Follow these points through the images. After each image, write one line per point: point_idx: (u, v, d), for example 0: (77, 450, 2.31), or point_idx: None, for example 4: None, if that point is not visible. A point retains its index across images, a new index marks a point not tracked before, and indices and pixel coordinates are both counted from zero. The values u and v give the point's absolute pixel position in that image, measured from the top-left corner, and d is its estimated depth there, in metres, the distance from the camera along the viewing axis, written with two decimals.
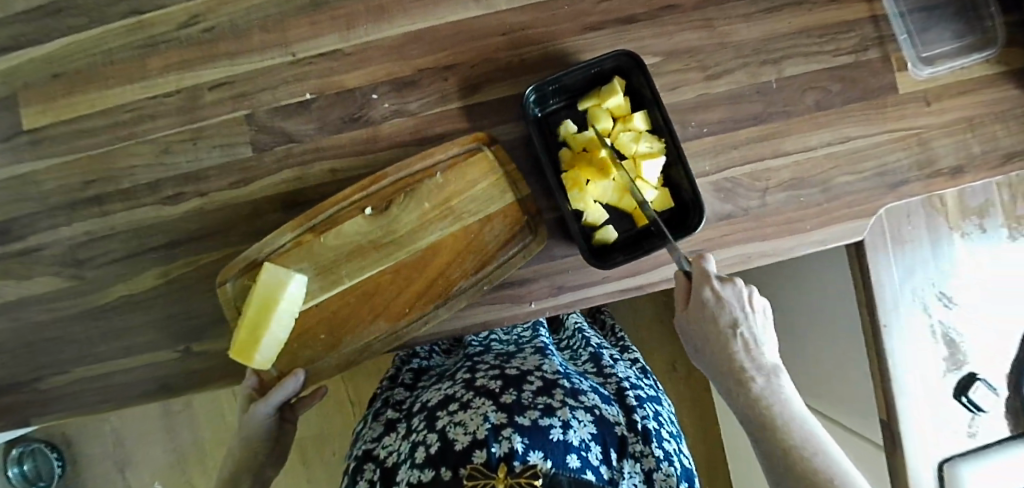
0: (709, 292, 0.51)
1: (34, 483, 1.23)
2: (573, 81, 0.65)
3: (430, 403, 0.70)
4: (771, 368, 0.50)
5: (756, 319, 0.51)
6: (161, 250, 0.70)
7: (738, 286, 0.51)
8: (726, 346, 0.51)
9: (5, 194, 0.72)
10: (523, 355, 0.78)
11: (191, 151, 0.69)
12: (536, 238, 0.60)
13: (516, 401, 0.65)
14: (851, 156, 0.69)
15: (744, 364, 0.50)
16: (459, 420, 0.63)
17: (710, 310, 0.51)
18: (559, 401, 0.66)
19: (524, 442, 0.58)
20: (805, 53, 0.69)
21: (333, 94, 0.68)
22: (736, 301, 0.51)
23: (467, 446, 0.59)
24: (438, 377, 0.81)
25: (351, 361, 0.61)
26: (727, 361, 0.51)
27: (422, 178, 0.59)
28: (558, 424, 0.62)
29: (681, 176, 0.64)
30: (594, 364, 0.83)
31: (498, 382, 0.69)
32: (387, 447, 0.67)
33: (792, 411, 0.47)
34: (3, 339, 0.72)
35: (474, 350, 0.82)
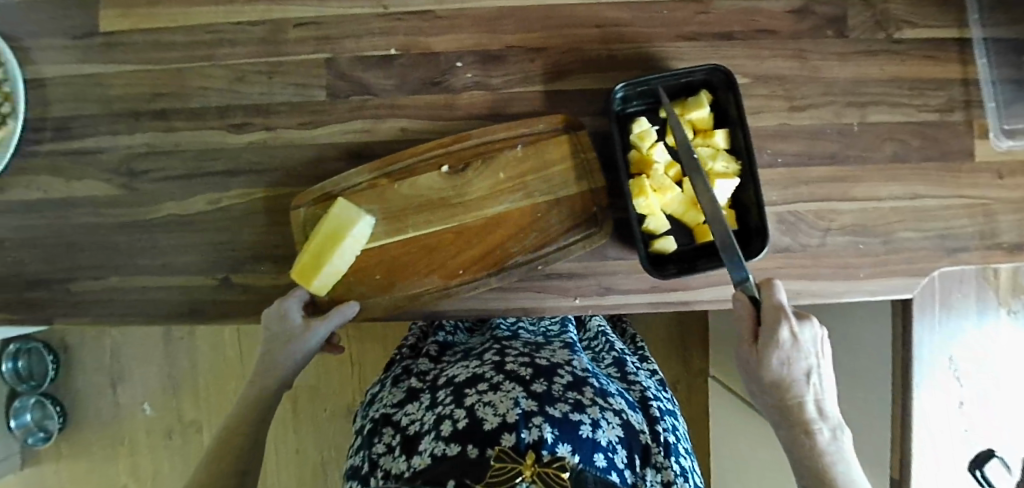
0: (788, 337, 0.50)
1: (25, 381, 1.24)
2: (662, 86, 0.65)
3: (458, 379, 0.70)
4: (833, 417, 0.53)
5: (824, 367, 0.52)
6: (219, 177, 0.70)
7: (818, 332, 0.51)
8: (795, 392, 0.52)
9: (71, 91, 0.71)
10: (552, 348, 0.78)
11: (266, 84, 0.69)
12: (599, 230, 0.62)
13: (547, 391, 0.65)
14: (917, 213, 0.69)
15: (809, 409, 0.52)
16: (489, 400, 0.62)
17: (785, 356, 0.50)
18: (589, 399, 0.65)
19: (553, 432, 0.57)
20: (891, 103, 0.69)
21: (417, 55, 0.68)
22: (810, 348, 0.51)
23: (496, 427, 0.57)
24: (463, 352, 0.81)
25: (398, 306, 0.64)
26: (792, 404, 0.52)
27: (503, 148, 0.62)
28: (588, 421, 0.61)
29: (750, 201, 0.64)
30: (618, 369, 0.84)
31: (528, 371, 0.70)
32: (409, 415, 0.67)
33: (849, 463, 0.51)
34: (42, 234, 0.72)
35: (503, 334, 0.82)
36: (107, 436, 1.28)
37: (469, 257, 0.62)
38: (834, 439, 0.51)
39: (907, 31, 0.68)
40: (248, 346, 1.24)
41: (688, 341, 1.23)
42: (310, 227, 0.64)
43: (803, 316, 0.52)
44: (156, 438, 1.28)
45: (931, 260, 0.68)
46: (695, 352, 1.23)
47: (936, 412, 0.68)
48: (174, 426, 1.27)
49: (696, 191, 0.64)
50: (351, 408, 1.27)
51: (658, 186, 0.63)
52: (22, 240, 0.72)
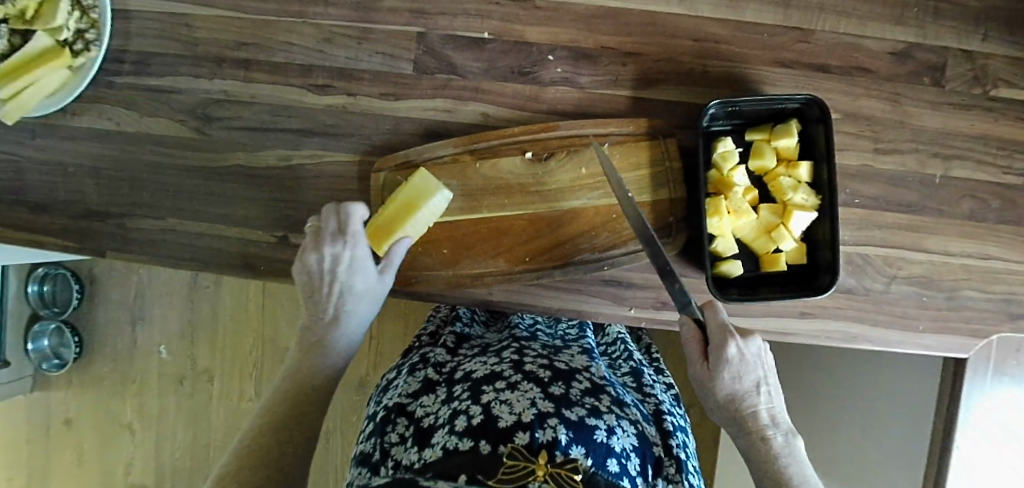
0: (734, 351, 0.51)
1: (47, 306, 1.24)
2: (753, 109, 0.64)
3: (475, 374, 0.61)
4: (785, 426, 0.54)
5: (771, 379, 0.54)
6: (292, 134, 0.69)
7: (758, 344, 0.53)
8: (745, 404, 0.53)
9: (155, 27, 0.70)
10: (569, 353, 0.68)
11: (354, 49, 0.68)
12: (669, 240, 0.66)
13: (564, 395, 0.56)
14: (986, 274, 0.68)
15: (763, 421, 0.53)
16: (506, 399, 0.54)
17: (735, 371, 0.52)
18: (606, 406, 0.57)
19: (569, 435, 0.49)
20: (977, 160, 0.67)
21: (510, 41, 0.67)
22: (754, 361, 0.53)
23: (511, 425, 0.49)
24: (480, 346, 0.71)
25: (460, 282, 0.68)
26: (744, 417, 0.53)
27: (588, 145, 0.65)
28: (603, 427, 0.52)
29: (825, 238, 0.63)
30: (634, 379, 0.73)
31: (547, 373, 0.60)
32: (424, 407, 0.58)
33: (806, 469, 0.51)
34: (106, 165, 0.71)
35: (521, 334, 0.73)
36: (119, 372, 1.29)
37: (540, 248, 0.66)
38: (789, 445, 0.52)
39: (1005, 90, 0.67)
40: (271, 306, 1.24)
41: None
42: (387, 191, 0.67)
43: (747, 333, 0.54)
44: (167, 382, 1.28)
45: (992, 323, 0.67)
46: None
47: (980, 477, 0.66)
48: (187, 372, 1.28)
49: (770, 219, 0.64)
50: (363, 381, 1.26)
51: (735, 208, 0.63)
52: (85, 168, 0.72)
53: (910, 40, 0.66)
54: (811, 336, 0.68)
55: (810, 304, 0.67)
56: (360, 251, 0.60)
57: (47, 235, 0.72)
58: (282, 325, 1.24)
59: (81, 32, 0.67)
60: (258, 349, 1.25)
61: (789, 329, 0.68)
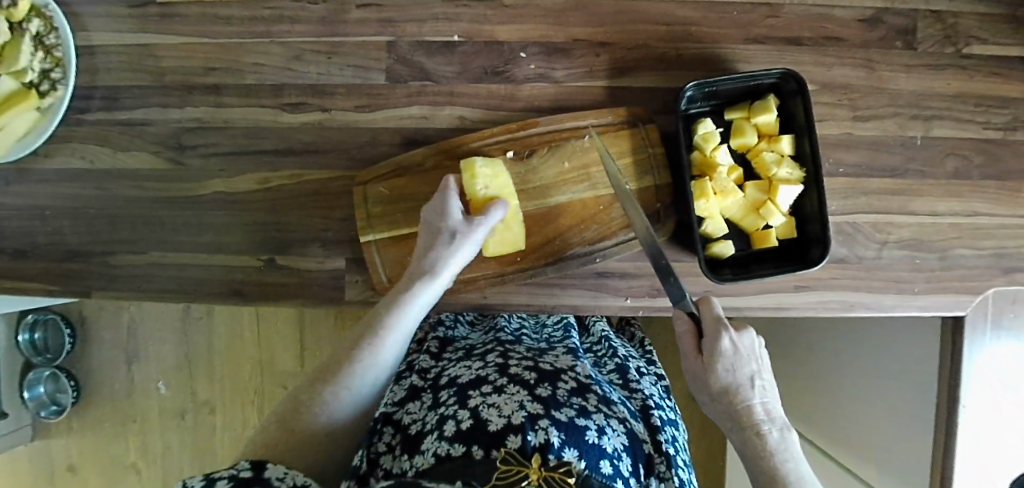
0: (728, 343, 0.50)
1: (40, 353, 1.22)
2: (730, 88, 0.64)
3: (461, 379, 0.59)
4: (781, 421, 0.51)
5: (766, 373, 0.52)
6: (270, 156, 0.69)
7: (752, 336, 0.51)
8: (740, 398, 0.51)
9: (121, 60, 0.69)
10: (555, 354, 0.67)
11: (324, 65, 0.68)
12: (660, 227, 0.65)
13: (551, 396, 0.54)
14: (975, 231, 0.68)
15: (759, 416, 0.50)
16: (493, 402, 0.52)
17: (730, 363, 0.50)
18: (594, 405, 0.55)
19: (561, 437, 0.48)
20: (955, 118, 0.68)
21: (481, 43, 0.67)
22: (750, 354, 0.51)
23: (501, 429, 0.49)
24: (464, 349, 0.69)
25: (452, 289, 0.68)
26: (739, 413, 0.51)
27: (569, 138, 0.65)
28: (593, 427, 0.51)
29: (814, 208, 0.63)
30: (620, 376, 0.72)
31: (533, 374, 0.58)
32: (411, 414, 0.57)
33: (804, 467, 0.49)
34: (84, 204, 0.70)
35: (506, 337, 0.71)
36: (119, 412, 1.27)
37: (529, 247, 0.66)
38: (785, 441, 0.49)
39: (977, 47, 0.67)
40: (267, 331, 1.23)
41: None
42: (371, 203, 0.66)
43: (740, 325, 0.52)
44: (168, 417, 1.27)
45: (986, 279, 0.68)
46: None
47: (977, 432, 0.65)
48: (187, 405, 1.26)
49: (758, 196, 0.63)
50: None
51: (720, 189, 0.62)
52: (62, 209, 0.70)
53: (878, 6, 0.67)
54: (809, 309, 0.67)
55: (804, 278, 0.67)
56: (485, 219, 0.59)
57: (29, 280, 0.71)
58: (279, 350, 1.23)
59: (46, 71, 0.66)
60: (258, 376, 1.24)
61: (786, 303, 0.67)
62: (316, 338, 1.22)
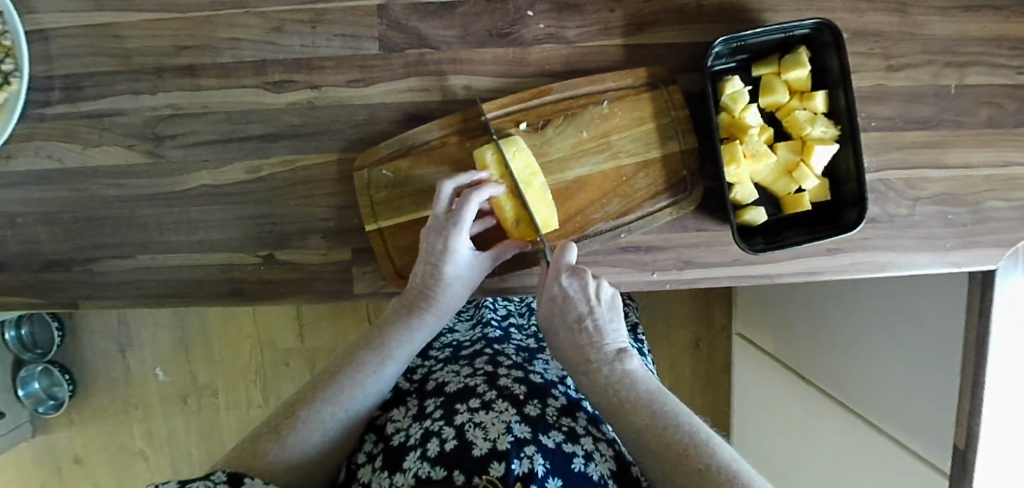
0: (557, 288, 0.54)
1: (30, 350, 1.17)
2: (759, 42, 0.59)
3: (448, 388, 0.56)
4: (616, 352, 0.52)
5: (603, 314, 0.54)
6: (258, 141, 0.62)
7: (582, 278, 0.54)
8: (575, 336, 0.53)
9: (78, 42, 0.61)
10: (545, 360, 0.65)
11: (308, 36, 0.61)
12: (686, 196, 0.61)
13: (540, 416, 0.51)
14: (1008, 182, 0.65)
15: (591, 351, 0.52)
16: (480, 422, 0.48)
17: (560, 308, 0.54)
18: (583, 427, 0.53)
19: (546, 465, 0.44)
20: (991, 63, 0.64)
21: (483, 1, 0.60)
22: (581, 297, 0.54)
23: (485, 454, 0.44)
24: (451, 348, 0.67)
25: None
26: (577, 351, 0.53)
27: (587, 105, 0.60)
28: (581, 453, 0.48)
29: (849, 167, 0.59)
30: None
31: (522, 388, 0.55)
32: (394, 423, 0.54)
33: (638, 387, 0.48)
34: (55, 207, 0.63)
35: (495, 335, 0.69)
36: (119, 403, 1.23)
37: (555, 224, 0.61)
38: (614, 368, 0.50)
39: None
40: (264, 320, 1.18)
41: (711, 302, 1.22)
42: (374, 188, 0.61)
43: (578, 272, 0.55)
44: (170, 403, 1.23)
45: (1018, 231, 0.66)
46: (716, 310, 1.22)
47: (1004, 378, 0.65)
48: (188, 390, 1.22)
49: (790, 158, 0.60)
50: None
51: (753, 152, 0.58)
52: (34, 215, 0.64)
53: None
54: (840, 272, 0.65)
55: (836, 241, 0.64)
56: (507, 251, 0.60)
57: (8, 295, 0.65)
58: (279, 338, 1.19)
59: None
60: (259, 360, 1.21)
61: (817, 267, 0.65)
62: (314, 322, 1.18)
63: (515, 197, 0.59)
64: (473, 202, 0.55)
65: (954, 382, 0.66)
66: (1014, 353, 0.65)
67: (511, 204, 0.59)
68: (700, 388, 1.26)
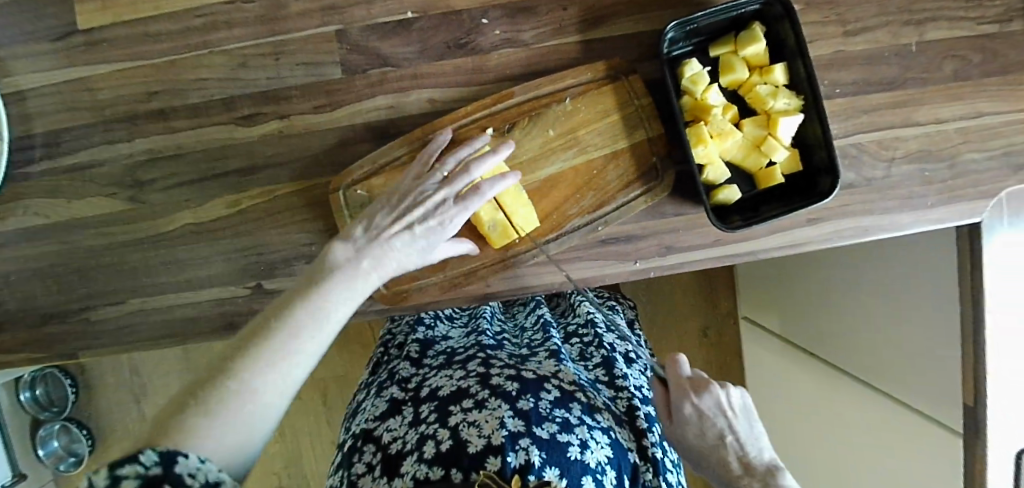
0: (689, 408, 0.52)
1: (46, 409, 1.17)
2: (712, 23, 0.59)
3: (441, 392, 0.57)
4: (765, 466, 0.50)
5: (742, 426, 0.52)
6: (234, 176, 0.64)
7: (715, 394, 0.52)
8: (717, 455, 0.52)
9: (54, 100, 0.63)
10: (538, 360, 0.64)
11: (273, 68, 0.62)
12: (658, 183, 0.61)
13: (533, 409, 0.52)
14: (982, 133, 0.65)
15: (741, 472, 0.50)
16: (473, 420, 0.50)
17: (695, 427, 0.52)
18: (578, 416, 0.53)
19: (543, 456, 0.47)
20: (948, 18, 0.64)
21: (438, 15, 0.62)
22: (717, 412, 0.52)
23: (481, 450, 0.47)
24: (445, 354, 0.67)
25: (454, 284, 0.63)
26: (723, 471, 0.51)
27: (549, 103, 0.61)
28: (576, 442, 0.50)
29: (817, 136, 0.59)
30: (606, 371, 0.67)
31: (514, 384, 0.55)
32: (391, 432, 0.55)
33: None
34: (47, 262, 0.65)
35: (488, 342, 0.69)
36: None
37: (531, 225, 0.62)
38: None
39: None
40: None
41: (715, 286, 1.22)
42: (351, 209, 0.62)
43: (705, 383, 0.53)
44: None
45: (998, 180, 0.65)
46: (720, 296, 1.22)
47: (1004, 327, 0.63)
48: None
49: (756, 133, 0.60)
50: None
51: (717, 131, 0.59)
52: (28, 271, 0.65)
53: None
54: (823, 241, 0.65)
55: (815, 210, 0.64)
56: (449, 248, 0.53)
57: (10, 352, 0.66)
58: None
59: None
60: None
61: (800, 239, 0.65)
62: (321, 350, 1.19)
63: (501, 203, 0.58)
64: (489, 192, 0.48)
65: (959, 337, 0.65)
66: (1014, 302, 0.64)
67: (496, 211, 0.58)
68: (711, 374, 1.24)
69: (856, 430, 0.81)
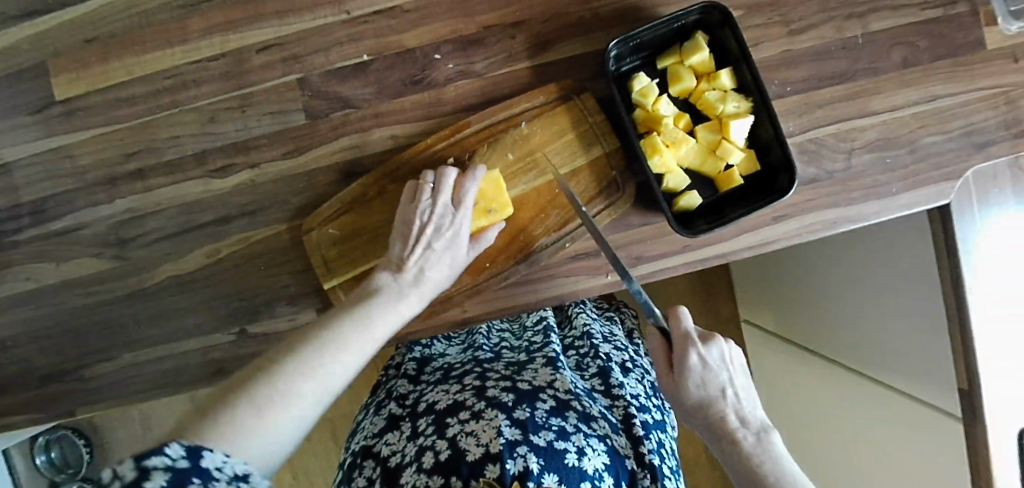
0: (695, 357, 0.49)
1: (62, 471, 1.13)
2: (656, 36, 0.61)
3: (438, 406, 0.58)
4: (756, 424, 0.49)
5: (738, 381, 0.51)
6: (212, 227, 0.66)
7: (721, 346, 0.50)
8: (714, 408, 0.50)
9: (38, 169, 0.67)
10: (534, 367, 0.65)
11: (240, 120, 0.65)
12: (620, 196, 0.63)
13: (530, 418, 0.53)
14: (938, 116, 0.65)
15: (734, 425, 0.49)
16: (471, 430, 0.51)
17: (699, 377, 0.49)
18: (574, 425, 0.54)
19: (541, 463, 0.48)
20: (891, 7, 0.65)
21: (393, 55, 0.64)
22: (720, 364, 0.50)
23: (479, 458, 0.48)
24: (442, 370, 0.68)
25: (430, 312, 0.65)
26: (716, 424, 0.49)
27: (506, 129, 0.63)
28: (573, 449, 0.51)
29: (770, 135, 0.60)
30: (602, 381, 0.68)
31: (510, 395, 0.57)
32: (390, 446, 0.56)
33: (787, 467, 0.46)
34: (41, 325, 0.68)
35: (484, 356, 0.70)
36: None
37: (498, 249, 0.63)
38: (759, 443, 0.48)
39: None
40: None
41: (711, 293, 1.20)
42: (324, 248, 0.64)
43: (710, 336, 0.51)
44: None
45: (962, 160, 0.65)
46: (719, 300, 1.20)
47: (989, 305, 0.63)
48: None
49: (711, 138, 0.61)
50: None
51: (671, 140, 0.60)
52: (24, 334, 0.68)
53: None
54: (793, 238, 0.65)
55: (780, 207, 0.65)
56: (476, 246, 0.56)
57: (11, 414, 0.69)
58: None
59: None
60: None
61: (767, 238, 0.65)
62: None
63: (485, 211, 0.58)
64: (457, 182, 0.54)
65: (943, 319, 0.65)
66: (994, 280, 0.63)
67: (480, 219, 0.58)
68: None
69: (853, 417, 0.81)
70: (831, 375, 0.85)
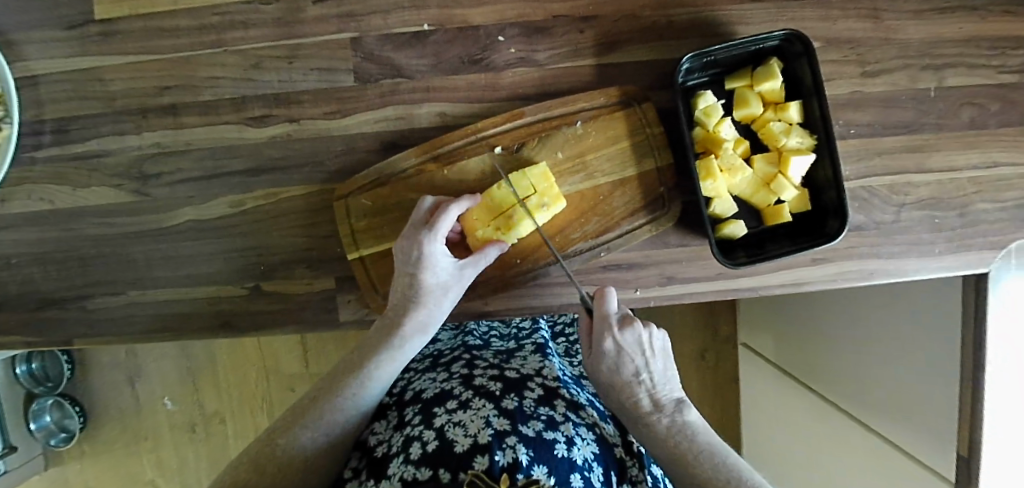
0: (609, 343, 0.51)
1: (41, 384, 1.11)
2: (729, 55, 0.59)
3: (425, 394, 0.54)
4: (671, 406, 0.51)
5: (654, 364, 0.51)
6: (239, 177, 0.63)
7: (637, 331, 0.51)
8: (629, 391, 0.51)
9: (67, 88, 0.63)
10: (523, 356, 0.63)
11: (285, 71, 0.62)
12: (664, 213, 0.61)
13: (518, 408, 0.50)
14: (995, 183, 0.64)
15: (648, 408, 0.50)
16: (459, 420, 0.47)
17: (612, 362, 0.51)
18: (562, 414, 0.51)
19: (530, 454, 0.43)
20: (970, 64, 0.64)
21: (454, 29, 0.61)
22: (635, 349, 0.51)
23: (468, 449, 0.43)
24: (431, 356, 0.65)
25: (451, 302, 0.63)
26: (632, 407, 0.51)
27: (559, 126, 0.60)
28: (562, 439, 0.47)
29: (828, 177, 0.59)
30: None
31: (498, 385, 0.54)
32: (377, 436, 0.52)
33: (702, 442, 0.48)
34: (49, 248, 0.65)
35: (472, 342, 0.68)
36: (130, 434, 1.16)
37: (528, 247, 0.62)
38: (673, 423, 0.49)
39: None
40: (271, 349, 1.13)
41: (717, 315, 1.16)
42: (353, 218, 0.62)
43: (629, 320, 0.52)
44: (179, 433, 1.16)
45: (1010, 232, 0.64)
46: (722, 323, 1.17)
47: (1004, 367, 0.60)
48: (197, 421, 1.16)
49: (767, 170, 0.59)
50: None
51: (727, 166, 0.58)
52: (30, 254, 0.66)
53: None
54: (827, 281, 0.64)
55: (822, 250, 0.64)
56: (477, 255, 0.57)
57: (5, 335, 0.66)
58: (284, 366, 1.14)
59: None
60: (265, 386, 1.14)
61: (802, 278, 0.64)
62: (319, 345, 1.12)
63: (539, 206, 0.58)
64: (427, 209, 0.56)
65: (949, 371, 0.62)
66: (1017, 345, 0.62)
67: (536, 216, 0.58)
68: (704, 399, 1.19)
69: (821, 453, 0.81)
70: (814, 410, 0.83)
